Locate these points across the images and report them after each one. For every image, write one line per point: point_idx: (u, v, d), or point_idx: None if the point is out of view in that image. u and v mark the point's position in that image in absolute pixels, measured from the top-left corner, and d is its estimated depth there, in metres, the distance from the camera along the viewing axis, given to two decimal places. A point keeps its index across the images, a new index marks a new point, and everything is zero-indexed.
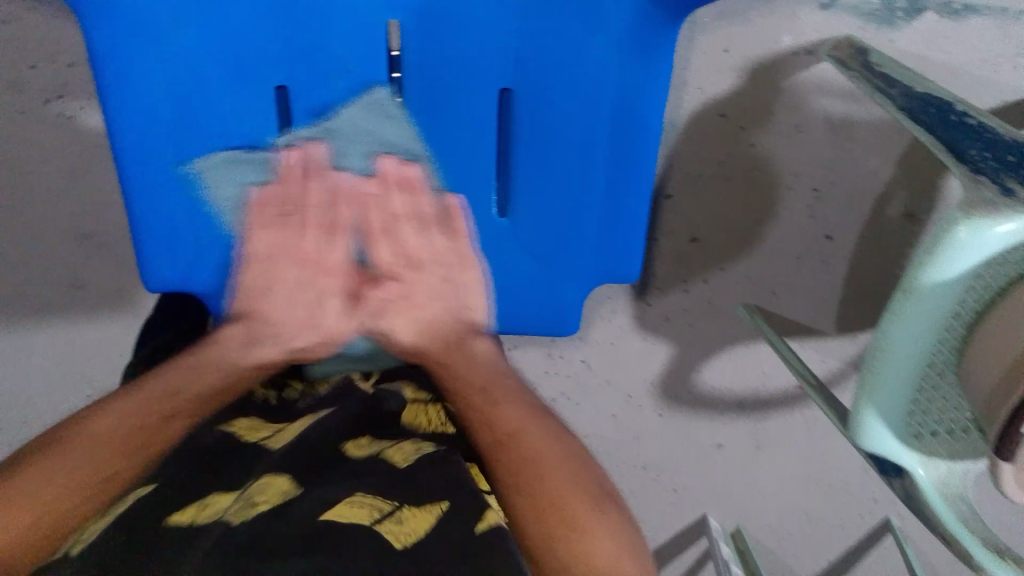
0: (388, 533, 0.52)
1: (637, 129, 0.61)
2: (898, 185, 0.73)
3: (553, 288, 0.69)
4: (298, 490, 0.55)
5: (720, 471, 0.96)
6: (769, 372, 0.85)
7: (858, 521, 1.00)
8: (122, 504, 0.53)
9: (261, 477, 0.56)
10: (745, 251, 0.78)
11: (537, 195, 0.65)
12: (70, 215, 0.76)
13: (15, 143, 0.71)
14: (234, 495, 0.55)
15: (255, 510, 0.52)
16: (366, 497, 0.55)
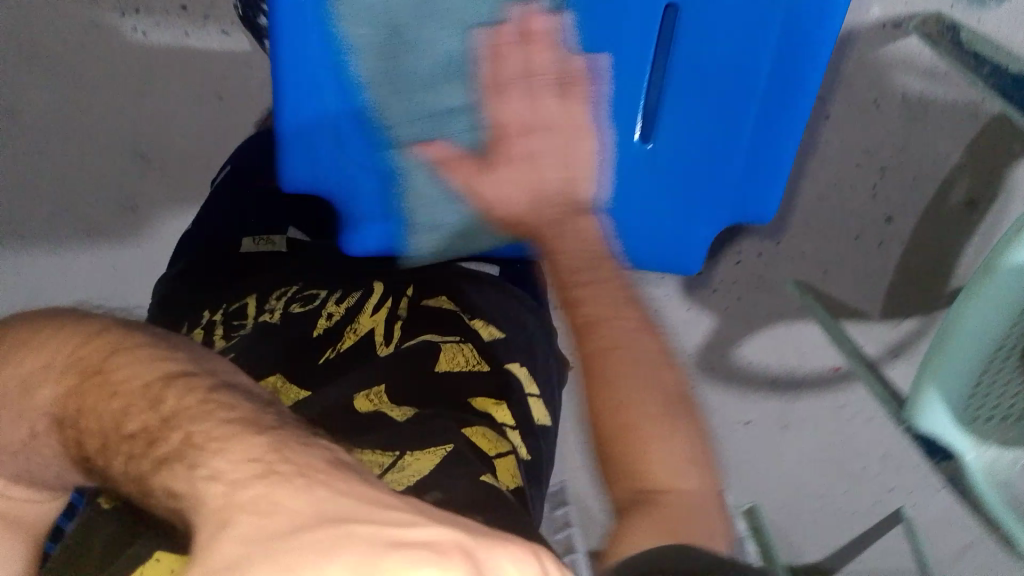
0: (393, 479, 0.46)
1: (804, 51, 0.56)
2: (964, 171, 0.72)
3: (687, 221, 0.65)
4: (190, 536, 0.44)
5: (742, 448, 0.96)
6: (808, 352, 0.84)
7: (873, 510, 1.00)
8: None
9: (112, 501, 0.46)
10: (801, 226, 0.77)
11: (686, 117, 0.61)
12: (125, 129, 0.78)
13: (83, 50, 0.74)
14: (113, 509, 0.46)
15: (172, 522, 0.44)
16: (368, 450, 0.48)
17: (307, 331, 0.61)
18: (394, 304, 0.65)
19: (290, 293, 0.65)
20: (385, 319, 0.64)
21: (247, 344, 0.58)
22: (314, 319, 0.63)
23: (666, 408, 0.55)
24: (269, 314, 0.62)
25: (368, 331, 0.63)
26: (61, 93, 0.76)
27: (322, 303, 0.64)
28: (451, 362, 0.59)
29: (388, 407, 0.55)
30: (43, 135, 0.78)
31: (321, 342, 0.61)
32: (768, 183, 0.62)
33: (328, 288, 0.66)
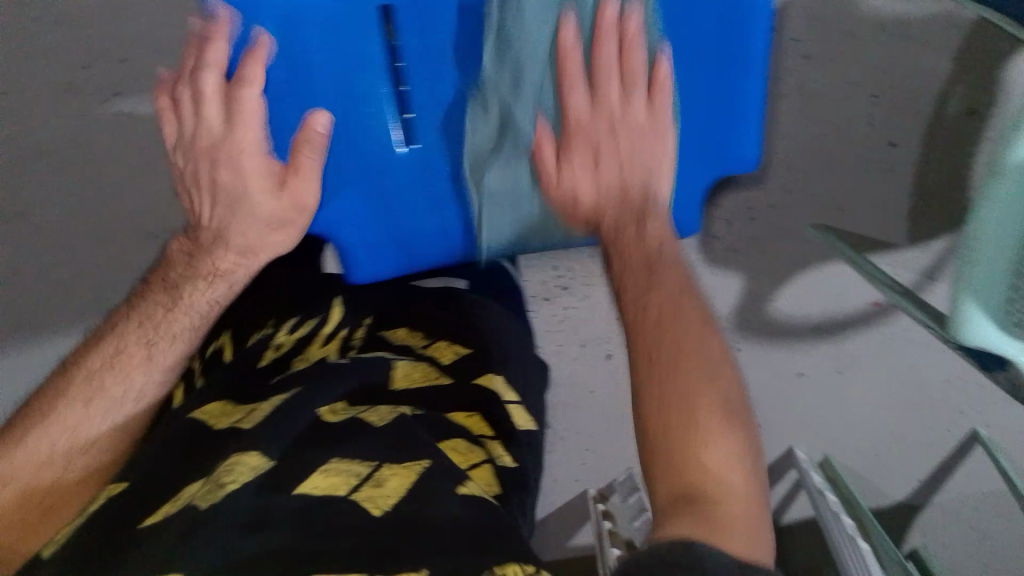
0: (367, 500, 0.49)
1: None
2: (957, 80, 0.72)
3: (726, 152, 0.69)
4: (270, 463, 0.49)
5: (803, 400, 0.93)
6: (844, 292, 0.83)
7: (947, 436, 0.99)
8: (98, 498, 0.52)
9: (234, 453, 0.49)
10: (806, 169, 0.77)
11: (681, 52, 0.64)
12: (138, 210, 0.82)
13: (82, 142, 0.79)
14: (207, 478, 0.49)
15: (227, 491, 0.46)
16: (344, 460, 0.51)
17: (254, 360, 0.65)
18: (352, 330, 0.71)
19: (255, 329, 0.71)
20: (338, 347, 0.69)
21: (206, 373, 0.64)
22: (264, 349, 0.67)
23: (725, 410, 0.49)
24: (231, 349, 0.68)
25: (318, 355, 0.66)
26: (70, 187, 0.81)
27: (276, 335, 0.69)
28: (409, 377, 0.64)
29: (361, 411, 0.57)
30: (62, 231, 0.83)
31: (271, 365, 0.65)
32: (735, 130, 0.68)
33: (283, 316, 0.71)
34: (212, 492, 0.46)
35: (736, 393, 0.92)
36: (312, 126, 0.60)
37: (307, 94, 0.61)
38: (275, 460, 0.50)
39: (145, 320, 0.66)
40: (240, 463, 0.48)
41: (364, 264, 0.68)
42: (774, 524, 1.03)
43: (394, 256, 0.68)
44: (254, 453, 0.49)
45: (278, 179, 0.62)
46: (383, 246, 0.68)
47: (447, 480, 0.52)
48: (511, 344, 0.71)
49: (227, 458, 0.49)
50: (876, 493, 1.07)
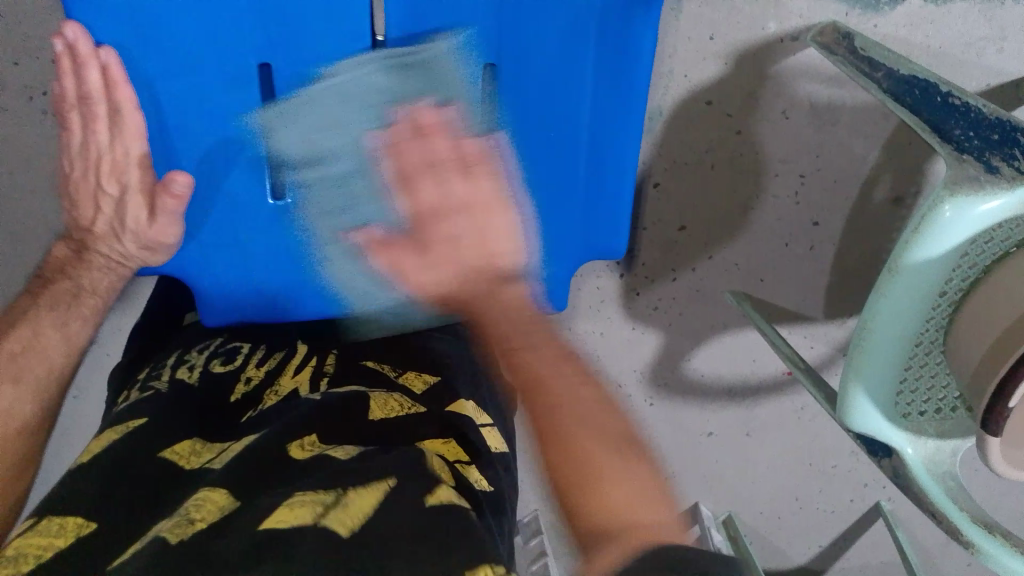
0: (333, 523, 0.43)
1: (613, 127, 0.61)
2: (884, 169, 0.74)
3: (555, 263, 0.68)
4: (235, 505, 0.46)
5: (710, 459, 0.95)
6: (758, 358, 0.85)
7: (849, 506, 1.01)
8: (57, 539, 0.44)
9: (200, 491, 0.47)
10: (731, 239, 0.78)
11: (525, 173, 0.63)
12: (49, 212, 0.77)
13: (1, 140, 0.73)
14: (170, 517, 0.46)
15: (195, 530, 0.43)
16: (307, 492, 0.46)
17: (225, 395, 0.63)
18: (319, 363, 0.67)
19: (210, 349, 0.67)
20: (310, 376, 0.65)
21: (168, 394, 0.60)
22: (233, 383, 0.64)
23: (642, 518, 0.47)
24: (187, 373, 0.64)
25: (291, 390, 0.63)
26: None
27: (242, 366, 0.66)
28: (386, 408, 0.60)
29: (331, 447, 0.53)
30: None
31: (240, 403, 0.63)
32: (608, 222, 0.66)
33: (250, 343, 0.68)
34: (182, 528, 0.44)
35: None
36: (172, 186, 0.56)
37: (164, 149, 0.58)
38: (240, 501, 0.46)
39: (54, 305, 0.62)
40: (210, 498, 0.46)
41: (217, 309, 0.66)
42: None
43: (252, 303, 0.66)
44: (223, 493, 0.47)
45: (134, 220, 0.61)
46: (237, 294, 0.65)
47: (416, 489, 0.48)
48: (465, 362, 0.70)
49: (195, 496, 0.47)
50: (779, 557, 1.09)
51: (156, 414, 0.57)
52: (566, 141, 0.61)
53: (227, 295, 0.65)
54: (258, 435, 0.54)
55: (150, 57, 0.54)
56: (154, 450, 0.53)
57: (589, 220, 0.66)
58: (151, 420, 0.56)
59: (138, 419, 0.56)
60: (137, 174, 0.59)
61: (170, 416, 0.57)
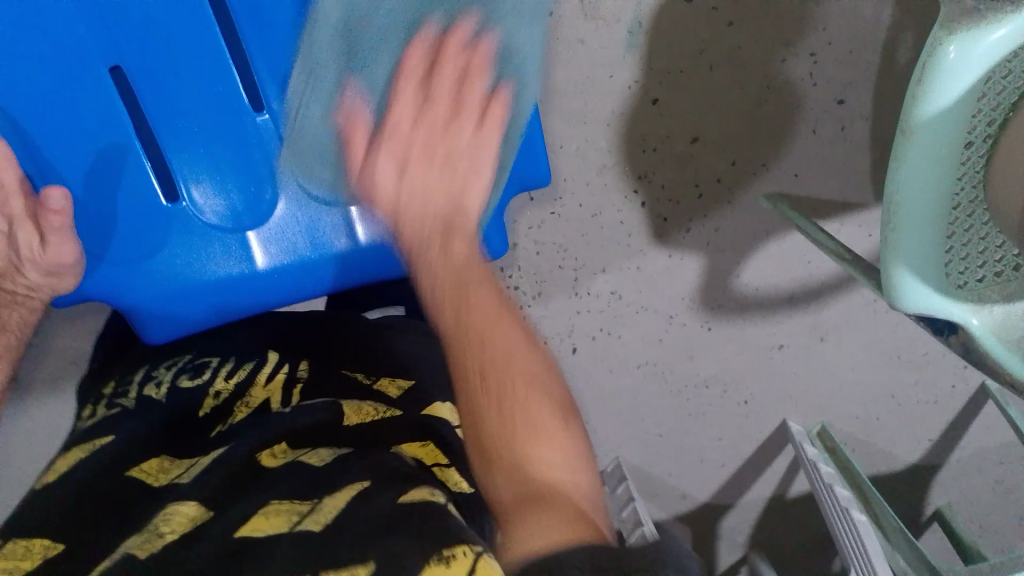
0: None
1: None
2: (902, 26, 0.69)
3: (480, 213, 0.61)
4: (208, 515, 0.45)
5: (790, 373, 0.90)
6: (813, 258, 0.80)
7: (950, 393, 0.96)
8: (23, 563, 0.44)
9: (171, 506, 0.46)
10: (755, 138, 0.73)
11: None
12: None
13: None
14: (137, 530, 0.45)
15: (165, 543, 0.43)
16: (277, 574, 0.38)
17: (193, 413, 0.59)
18: (291, 372, 0.62)
19: (178, 365, 0.63)
20: (282, 385, 0.61)
21: (122, 421, 0.57)
22: (201, 399, 0.60)
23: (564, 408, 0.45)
24: (155, 390, 0.61)
25: (262, 399, 0.59)
26: None
27: (211, 376, 0.62)
28: (361, 414, 0.56)
29: (304, 452, 0.52)
30: None
31: (212, 417, 0.59)
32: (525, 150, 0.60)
33: (219, 355, 0.64)
34: (151, 542, 0.43)
35: (716, 373, 0.88)
36: (47, 203, 0.48)
37: (37, 163, 0.51)
38: (213, 510, 0.46)
39: None
40: (179, 512, 0.45)
41: (156, 332, 0.57)
42: (780, 500, 1.02)
43: (189, 310, 0.56)
44: (193, 504, 0.46)
45: (27, 246, 0.51)
46: (180, 307, 0.56)
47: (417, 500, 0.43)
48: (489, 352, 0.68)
49: (159, 513, 0.46)
50: (887, 462, 1.03)
51: (122, 431, 0.55)
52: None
53: (162, 322, 0.57)
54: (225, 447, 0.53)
55: (30, 104, 0.50)
56: (120, 467, 0.52)
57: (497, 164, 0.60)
58: (116, 437, 0.55)
59: (103, 436, 0.54)
60: (19, 203, 0.50)
61: (136, 433, 0.55)
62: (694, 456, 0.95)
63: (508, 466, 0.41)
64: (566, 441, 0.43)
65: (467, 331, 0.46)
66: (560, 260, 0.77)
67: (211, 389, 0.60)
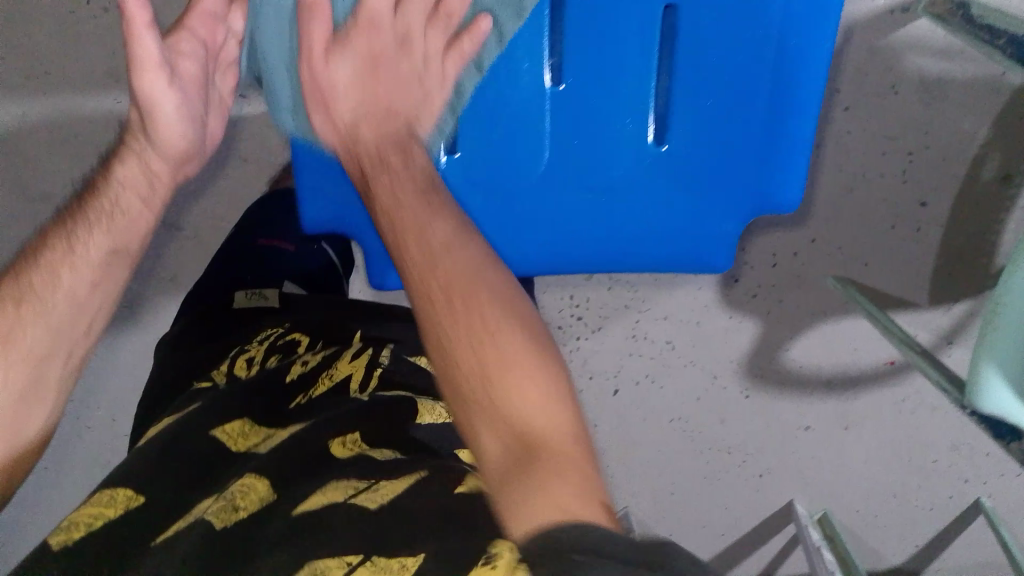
0: None
1: (798, 78, 0.56)
2: (994, 146, 0.72)
3: (704, 222, 0.61)
4: (275, 497, 0.45)
5: (807, 455, 0.92)
6: (860, 347, 0.82)
7: (947, 502, 0.98)
8: (106, 509, 0.44)
9: (244, 477, 0.46)
10: (837, 222, 0.75)
11: (696, 119, 0.58)
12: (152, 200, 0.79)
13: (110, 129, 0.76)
14: (217, 496, 0.45)
15: (238, 518, 0.43)
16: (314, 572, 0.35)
17: (280, 376, 0.58)
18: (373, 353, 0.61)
19: (271, 341, 0.63)
20: (366, 362, 0.59)
21: (220, 394, 0.55)
22: (289, 367, 0.59)
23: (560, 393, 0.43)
24: (244, 369, 0.59)
25: (344, 376, 0.58)
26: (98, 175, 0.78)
27: (298, 356, 0.61)
28: (433, 412, 0.56)
29: (377, 448, 0.49)
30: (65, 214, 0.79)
31: (295, 387, 0.58)
32: (783, 175, 0.59)
33: (309, 338, 0.63)
34: (226, 513, 0.43)
35: (740, 442, 0.90)
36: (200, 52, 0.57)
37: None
38: (278, 492, 0.45)
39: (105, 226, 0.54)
40: (254, 486, 0.45)
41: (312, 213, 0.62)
42: None
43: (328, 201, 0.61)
44: (265, 480, 0.46)
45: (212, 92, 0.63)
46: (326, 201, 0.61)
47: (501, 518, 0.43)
48: None
49: (234, 483, 0.46)
50: (874, 558, 1.04)
51: (209, 401, 0.54)
52: (743, 120, 0.58)
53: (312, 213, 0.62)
54: (304, 423, 0.52)
55: None
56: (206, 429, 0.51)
57: (744, 183, 0.60)
58: (202, 406, 0.53)
59: (187, 406, 0.53)
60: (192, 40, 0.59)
61: (220, 404, 0.53)
62: (698, 519, 0.96)
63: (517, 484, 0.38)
64: (550, 378, 0.43)
65: (464, 357, 0.43)
66: (627, 299, 0.79)
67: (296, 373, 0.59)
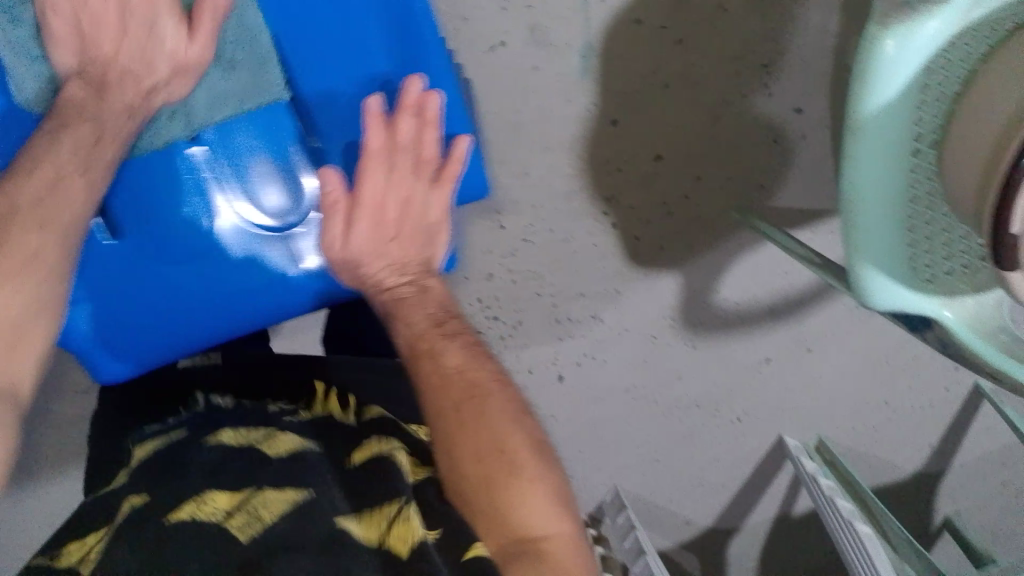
0: None
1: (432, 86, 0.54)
2: (851, 33, 0.69)
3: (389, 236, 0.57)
4: (308, 497, 0.42)
5: (779, 387, 0.89)
6: (791, 269, 0.80)
7: (946, 396, 0.93)
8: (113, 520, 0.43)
9: (276, 490, 0.43)
10: (717, 155, 0.73)
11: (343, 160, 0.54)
12: None
13: None
14: (236, 498, 0.42)
15: (261, 526, 0.40)
16: None
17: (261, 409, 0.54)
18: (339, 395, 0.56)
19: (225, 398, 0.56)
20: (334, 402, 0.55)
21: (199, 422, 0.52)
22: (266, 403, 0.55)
23: (536, 449, 0.47)
24: (219, 399, 0.56)
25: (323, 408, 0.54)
26: None
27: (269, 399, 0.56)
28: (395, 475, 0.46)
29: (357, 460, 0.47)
30: None
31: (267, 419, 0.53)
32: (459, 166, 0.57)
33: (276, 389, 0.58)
34: (248, 524, 0.40)
35: (705, 393, 0.88)
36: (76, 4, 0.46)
37: None
38: (315, 489, 0.43)
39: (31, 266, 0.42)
40: (281, 497, 0.42)
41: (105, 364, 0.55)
42: (786, 519, 0.99)
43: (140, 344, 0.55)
44: (295, 492, 0.43)
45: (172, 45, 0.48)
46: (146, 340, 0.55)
47: None
48: None
49: (255, 491, 0.42)
50: (889, 470, 1.01)
51: (191, 430, 0.51)
52: None
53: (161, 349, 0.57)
54: (296, 443, 0.48)
55: None
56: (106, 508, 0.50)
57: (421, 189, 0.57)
58: (184, 435, 0.50)
59: (174, 433, 0.51)
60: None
61: (199, 432, 0.50)
62: (691, 478, 0.94)
63: (505, 515, 0.44)
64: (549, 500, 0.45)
65: (449, 388, 0.49)
66: (537, 288, 0.78)
67: (276, 408, 0.54)
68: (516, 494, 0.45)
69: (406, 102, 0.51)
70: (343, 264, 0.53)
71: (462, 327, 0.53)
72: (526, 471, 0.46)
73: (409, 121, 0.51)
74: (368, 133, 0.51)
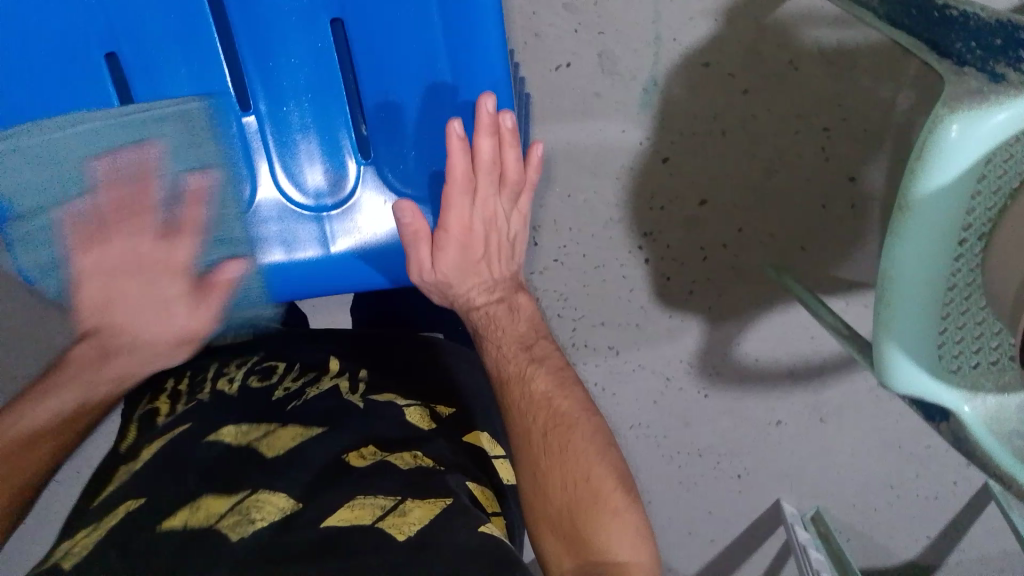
0: None
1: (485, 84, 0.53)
2: (919, 110, 0.68)
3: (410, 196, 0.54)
4: (298, 506, 0.46)
5: (786, 453, 0.88)
6: (818, 336, 0.79)
7: (953, 490, 0.92)
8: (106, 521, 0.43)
9: (261, 492, 0.46)
10: (762, 210, 0.73)
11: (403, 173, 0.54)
12: None
13: None
14: (230, 504, 0.45)
15: (254, 528, 0.43)
16: None
17: (265, 396, 0.56)
18: (352, 375, 0.59)
19: (249, 364, 0.60)
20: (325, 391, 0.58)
21: (211, 407, 0.54)
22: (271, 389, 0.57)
23: (620, 481, 0.53)
24: (227, 385, 0.57)
25: (331, 385, 0.57)
26: None
27: (279, 378, 0.59)
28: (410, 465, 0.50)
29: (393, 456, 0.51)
30: None
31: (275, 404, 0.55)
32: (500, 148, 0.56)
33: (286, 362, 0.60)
34: (242, 526, 0.43)
35: (710, 443, 0.87)
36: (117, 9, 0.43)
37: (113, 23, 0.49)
38: (303, 502, 0.46)
39: None
40: (269, 502, 0.45)
41: None
42: None
43: None
44: (282, 497, 0.46)
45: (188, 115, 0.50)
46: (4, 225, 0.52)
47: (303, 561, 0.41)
48: None
49: (250, 493, 0.45)
50: (884, 555, 0.99)
51: (198, 419, 0.52)
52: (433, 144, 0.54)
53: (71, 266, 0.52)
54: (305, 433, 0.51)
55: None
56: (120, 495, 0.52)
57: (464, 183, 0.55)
58: (192, 425, 0.52)
59: (182, 423, 0.52)
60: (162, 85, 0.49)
61: (210, 419, 0.53)
62: (682, 526, 0.93)
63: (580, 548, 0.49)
64: (631, 517, 0.51)
65: (536, 411, 0.55)
66: (559, 309, 0.78)
67: (282, 394, 0.56)
68: (589, 524, 0.50)
69: (484, 123, 0.50)
70: (435, 281, 0.55)
71: (550, 351, 0.59)
72: (606, 491, 0.52)
73: (488, 138, 0.51)
74: (451, 157, 0.50)
